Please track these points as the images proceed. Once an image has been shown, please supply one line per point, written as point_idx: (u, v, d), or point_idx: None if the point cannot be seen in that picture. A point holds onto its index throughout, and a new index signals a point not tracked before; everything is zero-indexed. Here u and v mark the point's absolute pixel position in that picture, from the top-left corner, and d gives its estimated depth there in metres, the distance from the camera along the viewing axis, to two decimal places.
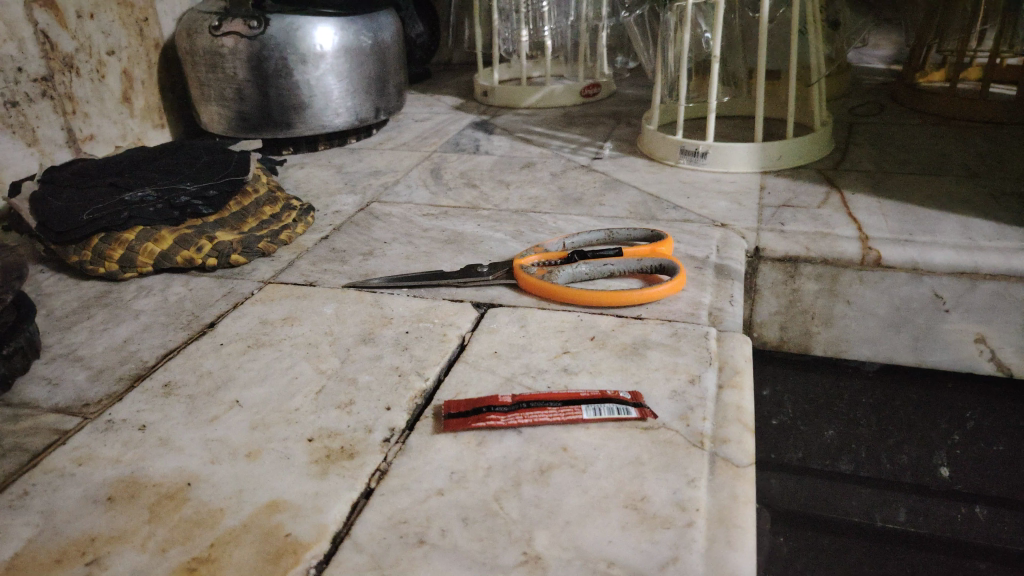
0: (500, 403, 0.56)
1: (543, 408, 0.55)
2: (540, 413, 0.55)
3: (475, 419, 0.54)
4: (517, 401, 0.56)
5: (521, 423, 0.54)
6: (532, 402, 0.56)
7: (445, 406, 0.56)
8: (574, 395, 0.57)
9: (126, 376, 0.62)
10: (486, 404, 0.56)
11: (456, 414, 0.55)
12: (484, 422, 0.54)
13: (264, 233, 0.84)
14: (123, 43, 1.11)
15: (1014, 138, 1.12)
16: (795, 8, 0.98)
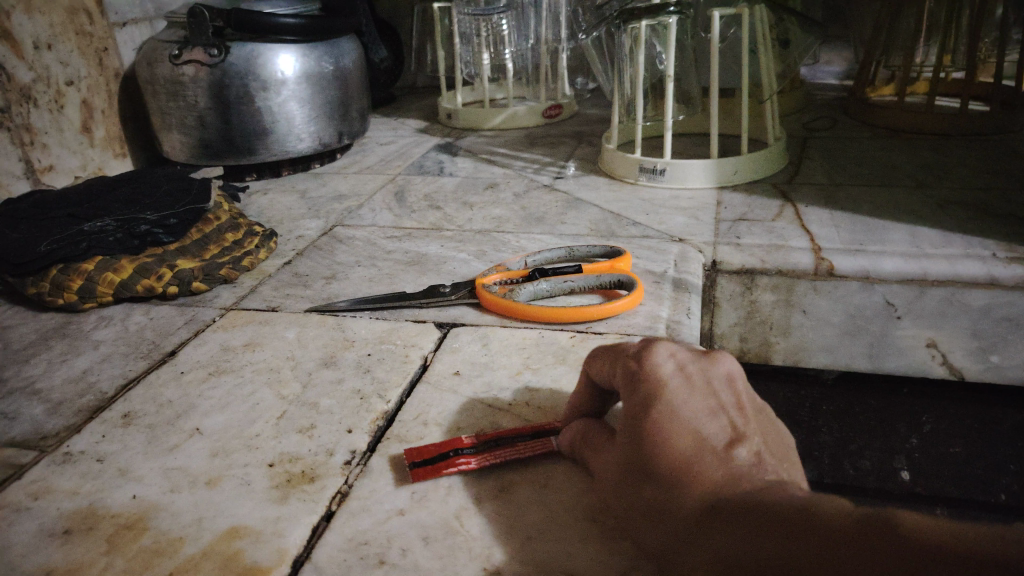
0: (466, 445, 0.53)
1: (512, 445, 0.53)
2: (510, 451, 0.53)
3: (444, 466, 0.52)
4: (482, 440, 0.54)
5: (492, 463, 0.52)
6: (499, 440, 0.54)
7: (408, 453, 0.53)
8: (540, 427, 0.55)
9: (85, 408, 0.62)
10: (450, 447, 0.53)
11: (423, 461, 0.52)
12: (453, 467, 0.52)
13: (226, 259, 0.84)
14: (82, 73, 1.11)
15: (960, 149, 1.16)
16: (745, 28, 1.01)
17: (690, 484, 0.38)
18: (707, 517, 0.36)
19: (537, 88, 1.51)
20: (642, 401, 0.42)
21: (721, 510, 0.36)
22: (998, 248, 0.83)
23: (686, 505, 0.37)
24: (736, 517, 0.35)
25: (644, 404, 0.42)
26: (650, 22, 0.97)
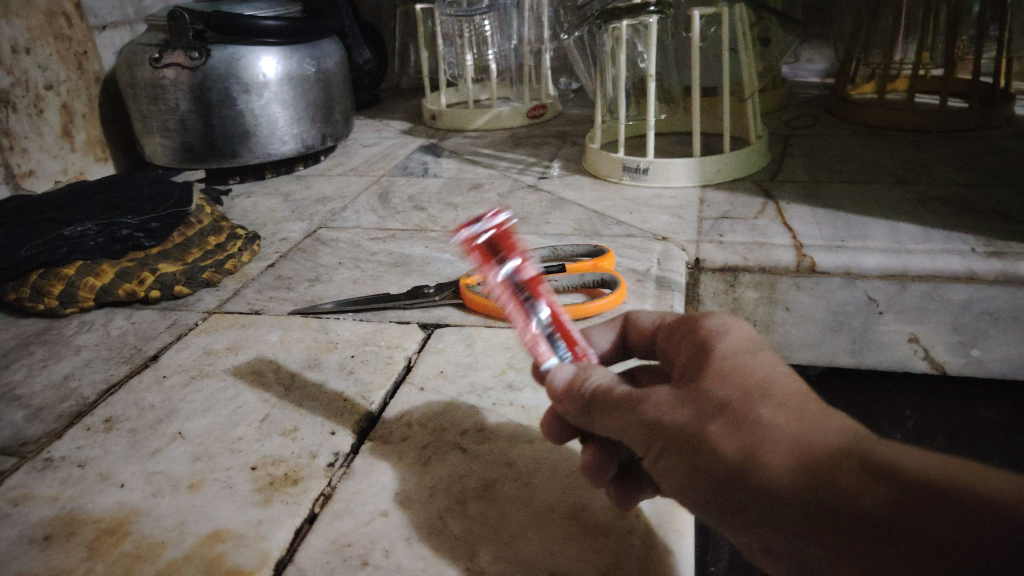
0: (521, 279, 0.40)
1: (537, 326, 0.41)
2: (527, 328, 0.41)
3: (480, 260, 0.39)
4: (536, 298, 0.41)
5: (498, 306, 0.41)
6: (541, 310, 0.41)
7: (492, 221, 0.40)
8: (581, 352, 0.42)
9: (67, 414, 0.62)
10: (513, 263, 0.40)
11: (480, 237, 0.39)
12: (479, 269, 0.40)
13: (208, 263, 0.84)
14: (61, 77, 1.11)
15: (939, 145, 1.17)
16: (726, 27, 1.02)
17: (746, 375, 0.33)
18: (755, 389, 0.32)
19: (521, 88, 1.51)
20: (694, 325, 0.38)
21: (774, 389, 0.32)
22: (977, 243, 0.83)
23: (726, 378, 0.33)
24: (796, 400, 0.31)
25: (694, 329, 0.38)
26: (632, 22, 0.98)
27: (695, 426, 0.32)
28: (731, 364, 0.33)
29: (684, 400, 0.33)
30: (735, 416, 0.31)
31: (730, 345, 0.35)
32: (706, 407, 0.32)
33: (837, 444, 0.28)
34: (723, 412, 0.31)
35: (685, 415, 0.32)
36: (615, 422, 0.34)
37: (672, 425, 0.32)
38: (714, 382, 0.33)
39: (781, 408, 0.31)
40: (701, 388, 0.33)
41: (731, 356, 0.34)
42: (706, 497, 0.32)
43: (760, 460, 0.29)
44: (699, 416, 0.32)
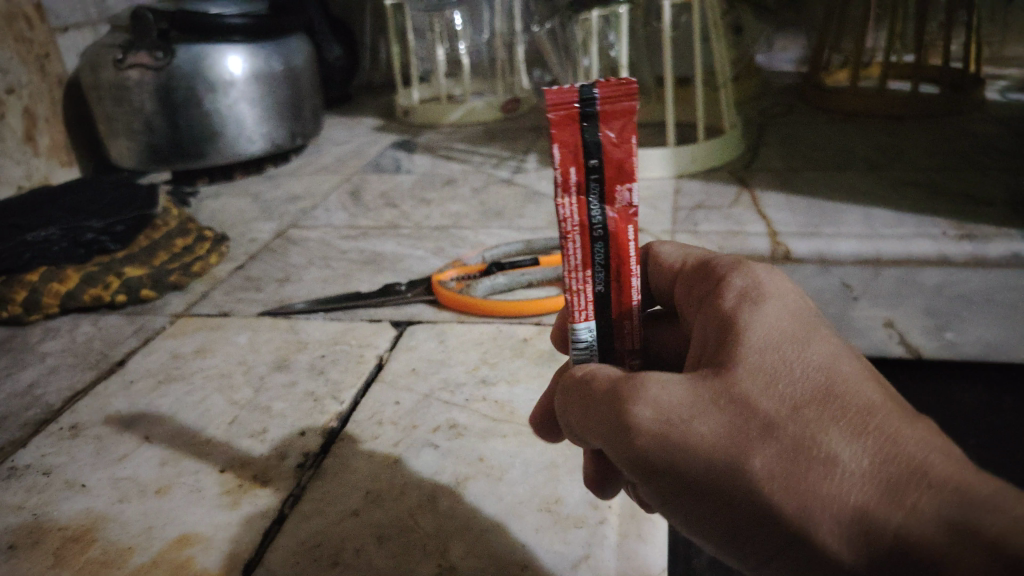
0: (604, 188, 0.30)
1: (586, 251, 0.31)
2: (576, 242, 0.31)
3: (569, 145, 0.29)
4: (609, 218, 0.31)
5: (556, 211, 0.30)
6: (603, 232, 0.31)
7: (610, 103, 0.29)
8: (626, 293, 0.33)
9: (30, 422, 0.60)
10: (608, 171, 0.30)
11: (583, 117, 0.29)
12: (556, 154, 0.29)
13: (175, 266, 0.82)
14: (22, 80, 1.08)
15: (912, 131, 1.18)
16: (697, 16, 1.01)
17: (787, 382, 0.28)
18: (800, 403, 0.27)
19: (495, 82, 1.51)
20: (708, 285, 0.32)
21: (822, 401, 0.27)
22: (948, 226, 0.84)
23: (766, 385, 0.28)
24: (848, 410, 0.27)
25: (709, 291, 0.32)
26: (601, 12, 0.97)
27: (732, 456, 0.27)
28: (771, 360, 0.28)
29: (718, 420, 0.28)
30: (780, 442, 0.27)
31: (764, 323, 0.29)
32: (744, 431, 0.27)
33: (908, 482, 0.25)
34: (763, 437, 0.27)
35: (720, 439, 0.27)
36: (620, 438, 0.29)
37: (703, 455, 0.27)
38: (751, 390, 0.28)
39: (836, 431, 0.27)
40: (735, 398, 0.28)
41: (769, 344, 0.28)
42: (731, 536, 0.29)
43: (815, 507, 0.26)
44: (735, 442, 0.27)
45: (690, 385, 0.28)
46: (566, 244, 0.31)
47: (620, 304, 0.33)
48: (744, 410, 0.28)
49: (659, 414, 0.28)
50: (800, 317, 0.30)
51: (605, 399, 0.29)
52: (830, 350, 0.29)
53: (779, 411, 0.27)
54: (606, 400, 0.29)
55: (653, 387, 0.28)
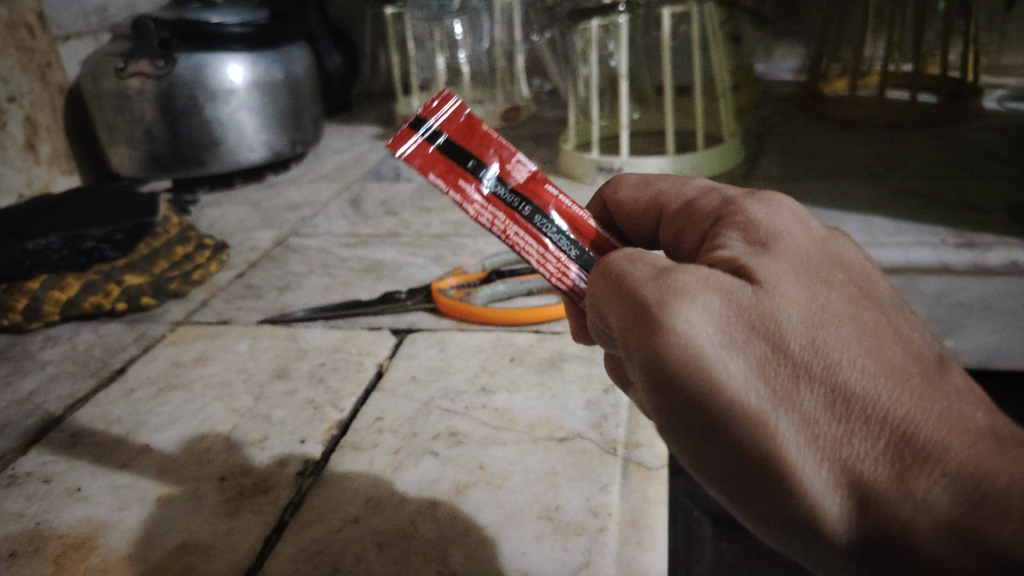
0: (495, 173, 0.38)
1: (531, 227, 0.38)
2: (520, 230, 0.38)
3: (443, 169, 0.38)
4: (523, 192, 0.38)
5: (477, 216, 0.38)
6: (527, 202, 0.38)
7: (439, 121, 0.39)
8: (588, 233, 0.38)
9: (31, 430, 0.60)
10: (482, 163, 0.38)
11: (440, 151, 0.38)
12: (441, 180, 0.38)
13: (176, 273, 0.83)
14: (24, 89, 1.09)
15: (911, 139, 1.18)
16: (696, 25, 1.02)
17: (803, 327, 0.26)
18: (834, 346, 0.26)
19: (494, 91, 1.51)
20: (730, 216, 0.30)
21: (860, 349, 0.26)
22: (947, 235, 0.84)
23: (799, 324, 0.26)
24: (884, 364, 0.25)
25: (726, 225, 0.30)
26: (601, 22, 0.98)
27: (753, 393, 0.26)
28: (803, 299, 0.27)
29: (744, 353, 0.26)
30: (806, 388, 0.26)
31: (795, 260, 0.28)
32: (769, 370, 0.26)
33: (924, 463, 0.24)
34: (788, 379, 0.26)
35: (744, 374, 0.26)
36: (638, 353, 0.27)
37: (724, 390, 0.26)
38: (783, 325, 0.26)
39: (869, 385, 0.25)
40: (767, 331, 0.26)
41: (802, 281, 0.27)
42: (728, 474, 0.28)
43: (822, 462, 0.26)
44: (759, 380, 0.26)
45: (724, 303, 0.26)
46: (511, 236, 0.38)
47: (599, 244, 0.38)
48: (773, 347, 0.26)
49: (693, 334, 0.26)
50: (831, 257, 0.28)
51: (628, 309, 0.28)
52: (862, 297, 0.27)
53: (811, 354, 0.26)
54: (631, 309, 0.28)
55: (685, 301, 0.26)
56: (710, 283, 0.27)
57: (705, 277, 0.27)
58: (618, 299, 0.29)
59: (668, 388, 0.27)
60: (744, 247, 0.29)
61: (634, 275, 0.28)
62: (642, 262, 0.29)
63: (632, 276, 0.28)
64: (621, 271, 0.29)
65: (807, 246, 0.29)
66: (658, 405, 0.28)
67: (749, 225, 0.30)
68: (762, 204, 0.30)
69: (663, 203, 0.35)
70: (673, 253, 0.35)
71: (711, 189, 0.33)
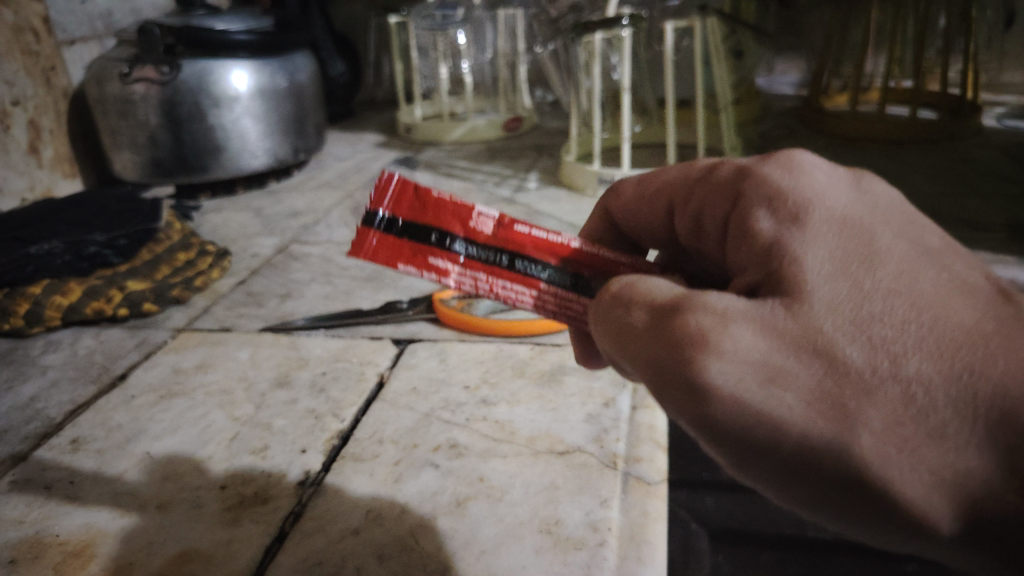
0: (460, 235, 0.39)
1: (519, 275, 0.39)
2: (509, 282, 0.39)
3: (410, 254, 0.39)
4: (502, 242, 0.39)
5: (460, 284, 0.39)
6: (504, 252, 0.39)
7: (387, 207, 0.39)
8: (577, 258, 0.39)
9: (32, 435, 0.60)
10: (445, 230, 0.39)
11: (403, 233, 0.39)
12: (413, 264, 0.39)
13: (177, 280, 0.83)
14: (28, 93, 1.09)
15: (911, 156, 1.19)
16: (698, 40, 1.03)
17: (864, 326, 0.26)
18: (892, 343, 0.26)
19: (497, 100, 1.52)
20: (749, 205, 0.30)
21: (918, 336, 0.26)
22: None
23: (851, 330, 0.26)
24: (946, 344, 0.26)
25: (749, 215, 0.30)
26: (603, 35, 0.98)
27: (827, 419, 0.25)
28: (859, 292, 0.26)
29: (803, 378, 0.26)
30: (878, 396, 0.25)
31: (829, 247, 0.27)
32: (834, 390, 0.25)
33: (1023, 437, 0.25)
34: (857, 392, 0.25)
35: (809, 402, 0.25)
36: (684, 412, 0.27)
37: (797, 427, 0.25)
38: (834, 335, 0.26)
39: (936, 372, 0.25)
40: (817, 347, 0.26)
41: (839, 275, 0.27)
42: (822, 504, 0.27)
43: (921, 466, 0.25)
44: (827, 406, 0.25)
45: (762, 332, 0.26)
46: (500, 290, 0.39)
47: (592, 264, 0.39)
48: (829, 363, 0.26)
49: (735, 375, 0.26)
50: (865, 222, 0.28)
51: (658, 363, 0.27)
52: (911, 263, 0.27)
53: (873, 359, 0.26)
54: (658, 363, 0.27)
55: (718, 341, 0.26)
56: (739, 312, 0.26)
57: (732, 305, 0.27)
58: (642, 352, 0.28)
59: (731, 434, 0.26)
60: (778, 234, 0.28)
61: (648, 322, 0.28)
62: (654, 307, 0.28)
63: (646, 326, 0.28)
64: (637, 321, 0.29)
65: (838, 214, 0.28)
66: (726, 455, 0.27)
67: (771, 200, 0.29)
68: (772, 166, 0.30)
69: (670, 199, 0.36)
70: (695, 242, 0.35)
71: (719, 167, 0.33)
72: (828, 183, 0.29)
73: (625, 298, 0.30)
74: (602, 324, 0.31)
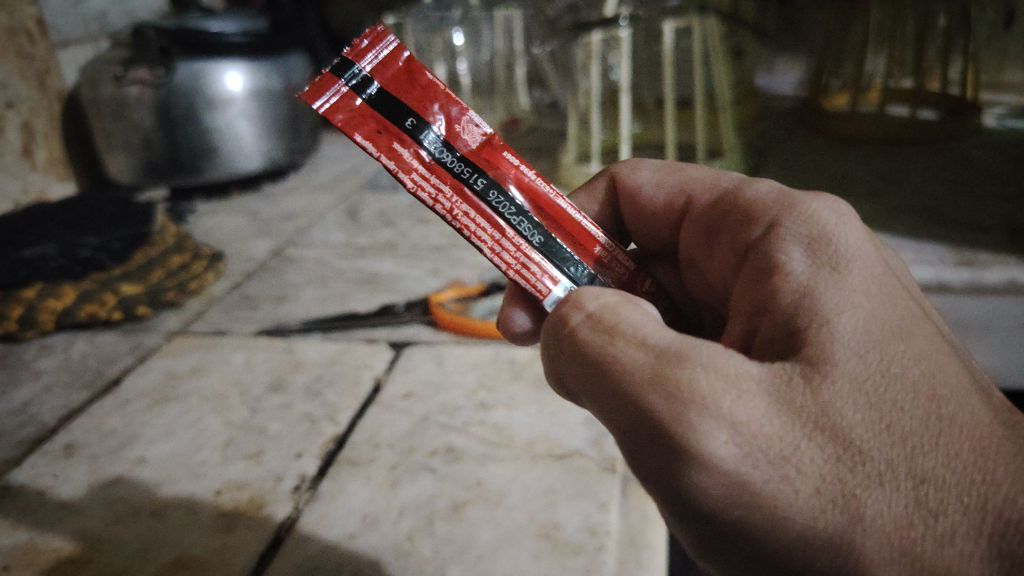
0: (439, 135, 0.37)
1: (483, 200, 0.37)
2: (472, 205, 0.37)
3: (374, 127, 0.36)
4: (480, 159, 0.38)
5: (414, 183, 0.36)
6: (481, 175, 0.38)
7: (369, 64, 0.37)
8: (554, 216, 0.39)
9: (25, 441, 0.59)
10: (423, 119, 0.37)
11: (376, 101, 0.37)
12: (371, 140, 0.36)
13: (171, 283, 0.82)
14: (22, 95, 1.08)
15: (910, 157, 1.19)
16: (696, 40, 1.02)
17: (887, 415, 0.26)
18: (909, 434, 0.26)
19: (494, 101, 1.52)
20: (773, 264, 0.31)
21: (936, 432, 0.26)
22: (945, 253, 0.84)
23: (873, 416, 0.26)
24: (961, 446, 0.26)
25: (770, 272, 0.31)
26: (601, 35, 0.98)
27: (831, 506, 0.26)
28: (884, 377, 0.27)
29: (815, 457, 0.26)
30: (888, 488, 0.26)
31: (855, 318, 0.28)
32: (846, 475, 0.26)
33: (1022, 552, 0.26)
34: (868, 482, 0.26)
35: (816, 483, 0.26)
36: (681, 480, 0.27)
37: (799, 511, 0.26)
38: (855, 421, 0.26)
39: (949, 472, 0.26)
40: (834, 427, 0.26)
41: (867, 352, 0.27)
42: None
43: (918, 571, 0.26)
44: (835, 493, 0.26)
45: (775, 405, 0.27)
46: (459, 215, 0.37)
47: (567, 231, 0.39)
48: (844, 446, 0.26)
49: (744, 450, 0.26)
50: (890, 306, 0.29)
51: (657, 421, 0.27)
52: (932, 356, 0.28)
53: (890, 450, 0.26)
54: (657, 422, 0.27)
55: (727, 408, 0.26)
56: (752, 383, 0.27)
57: (747, 375, 0.27)
58: (634, 403, 0.27)
59: (723, 508, 0.27)
60: (803, 302, 0.29)
61: (641, 365, 0.28)
62: (652, 349, 0.28)
63: (641, 371, 0.28)
64: (629, 363, 0.28)
65: (862, 291, 0.29)
66: (718, 529, 0.28)
67: (806, 247, 0.30)
68: (797, 219, 0.32)
69: (690, 193, 0.40)
70: (698, 248, 0.40)
71: (748, 192, 0.36)
72: (855, 249, 0.30)
73: (609, 326, 0.29)
74: (568, 353, 0.30)
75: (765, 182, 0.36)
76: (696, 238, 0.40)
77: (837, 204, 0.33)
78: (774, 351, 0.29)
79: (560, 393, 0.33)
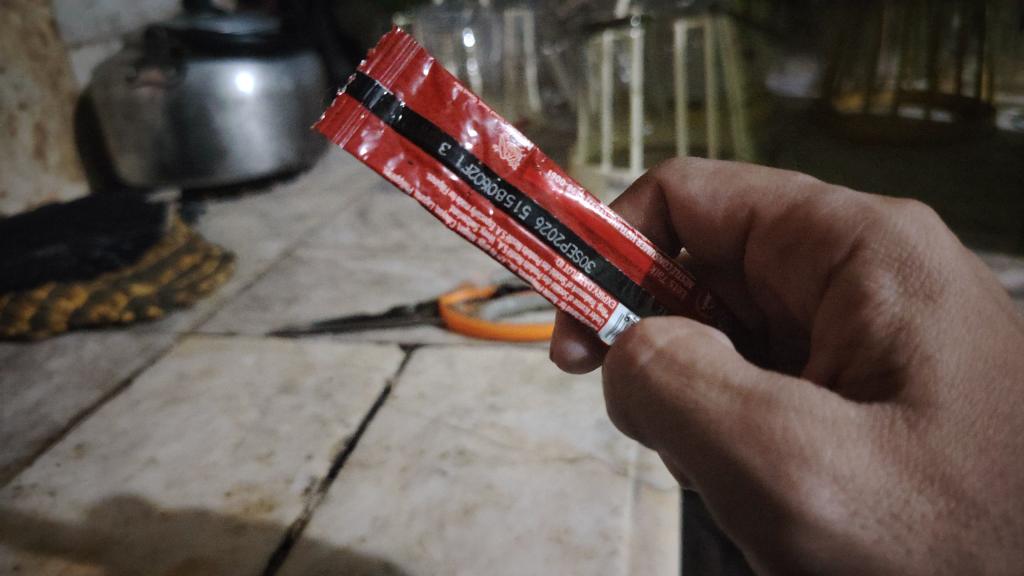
0: (475, 156, 0.36)
1: (529, 229, 0.37)
2: (517, 237, 0.37)
3: (406, 158, 0.35)
4: (525, 181, 0.37)
5: (455, 219, 0.36)
6: (526, 202, 0.36)
7: (389, 81, 0.35)
8: (606, 238, 0.38)
9: (37, 440, 0.59)
10: (456, 141, 0.35)
11: (403, 128, 0.35)
12: (403, 173, 0.35)
13: (182, 284, 0.82)
14: (34, 96, 1.09)
15: (925, 160, 1.18)
16: (709, 40, 1.01)
17: (996, 463, 0.26)
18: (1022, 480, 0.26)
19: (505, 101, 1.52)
20: (863, 294, 0.30)
21: None
22: None
23: (981, 463, 0.26)
24: None
25: (859, 303, 0.30)
26: (613, 35, 0.97)
27: (945, 567, 0.26)
28: (991, 420, 0.27)
29: (925, 512, 0.26)
30: (1006, 545, 0.26)
31: (957, 356, 0.28)
32: (957, 530, 0.26)
33: None
34: (984, 538, 0.26)
35: (928, 542, 0.26)
36: (782, 544, 0.27)
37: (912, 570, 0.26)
38: (964, 470, 0.26)
39: None
40: (944, 478, 0.26)
41: (971, 394, 0.27)
42: None
43: None
44: (949, 550, 0.26)
45: (880, 454, 0.26)
46: (506, 248, 0.36)
47: (620, 254, 0.38)
48: (957, 499, 0.26)
49: (848, 508, 0.26)
50: (992, 339, 0.28)
51: (752, 475, 0.26)
52: None
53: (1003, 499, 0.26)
54: (752, 475, 0.26)
55: (829, 463, 0.26)
56: (853, 429, 0.27)
57: (845, 420, 0.27)
58: (724, 454, 0.27)
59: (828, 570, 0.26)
60: (901, 337, 0.29)
61: (728, 410, 0.27)
62: (737, 393, 0.28)
63: (728, 418, 0.27)
64: (710, 407, 0.28)
65: (963, 323, 0.28)
66: None
67: (898, 273, 0.30)
68: (884, 240, 0.31)
69: (754, 202, 0.39)
70: (770, 265, 0.39)
71: (823, 205, 0.34)
72: (948, 270, 0.30)
73: (685, 366, 0.29)
74: (640, 393, 0.30)
75: (840, 191, 0.35)
76: (765, 253, 0.39)
77: (925, 215, 0.32)
78: (866, 389, 0.29)
79: (626, 434, 0.33)
